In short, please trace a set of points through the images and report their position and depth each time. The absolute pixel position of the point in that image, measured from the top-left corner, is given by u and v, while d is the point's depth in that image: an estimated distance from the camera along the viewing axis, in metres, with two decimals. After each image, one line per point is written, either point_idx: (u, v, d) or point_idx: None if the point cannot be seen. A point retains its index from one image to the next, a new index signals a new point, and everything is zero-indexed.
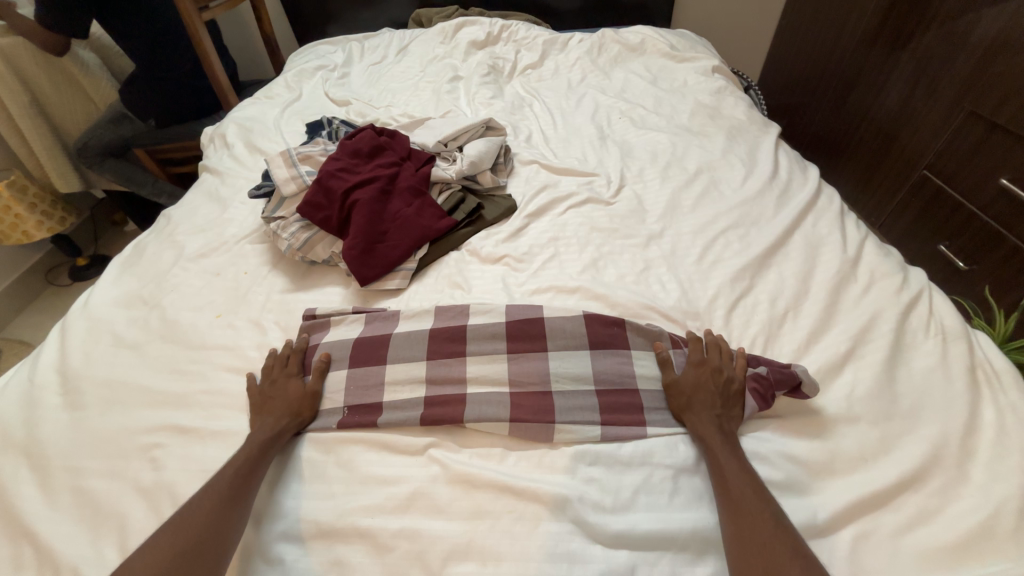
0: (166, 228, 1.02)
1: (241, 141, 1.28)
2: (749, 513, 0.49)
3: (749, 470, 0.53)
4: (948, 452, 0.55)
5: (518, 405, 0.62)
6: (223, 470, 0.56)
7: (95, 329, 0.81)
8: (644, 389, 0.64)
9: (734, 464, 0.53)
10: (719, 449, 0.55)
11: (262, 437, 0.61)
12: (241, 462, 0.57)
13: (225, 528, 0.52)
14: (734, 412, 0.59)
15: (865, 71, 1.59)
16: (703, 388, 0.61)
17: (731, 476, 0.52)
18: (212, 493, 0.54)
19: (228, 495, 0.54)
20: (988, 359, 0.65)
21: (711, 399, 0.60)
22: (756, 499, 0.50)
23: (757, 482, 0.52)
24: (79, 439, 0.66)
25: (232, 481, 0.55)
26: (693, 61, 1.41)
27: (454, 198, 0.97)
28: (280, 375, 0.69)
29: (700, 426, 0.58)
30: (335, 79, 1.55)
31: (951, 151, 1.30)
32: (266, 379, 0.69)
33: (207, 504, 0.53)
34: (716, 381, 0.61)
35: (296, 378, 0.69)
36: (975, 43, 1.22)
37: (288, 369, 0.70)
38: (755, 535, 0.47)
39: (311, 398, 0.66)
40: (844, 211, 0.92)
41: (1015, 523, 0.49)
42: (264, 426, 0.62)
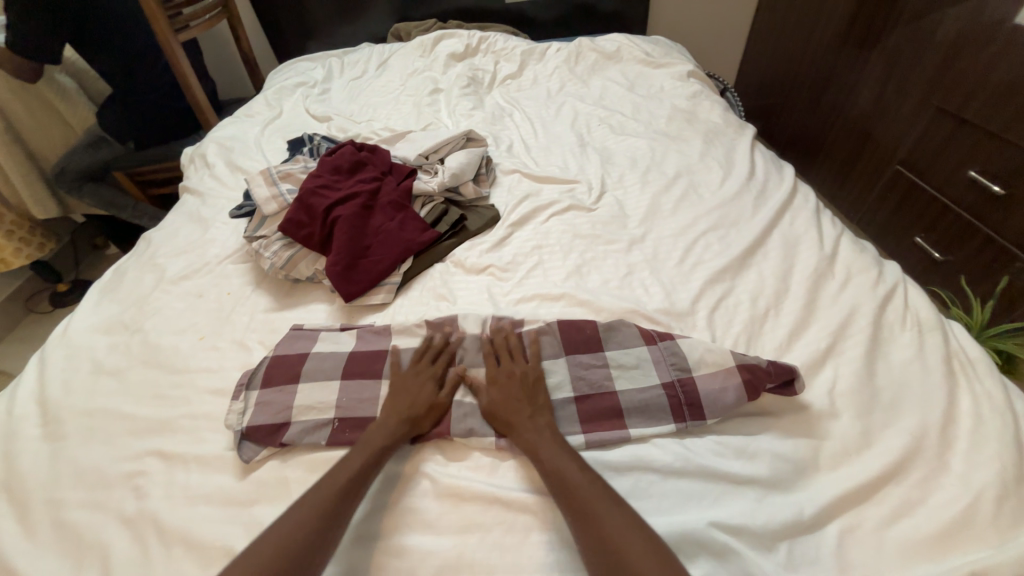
0: (146, 251, 1.01)
1: (221, 160, 1.27)
2: (585, 501, 0.50)
3: (576, 459, 0.55)
4: (927, 442, 0.56)
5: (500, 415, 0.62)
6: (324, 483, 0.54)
7: (75, 356, 0.80)
8: (623, 391, 0.64)
9: (561, 457, 0.55)
10: (551, 455, 0.55)
11: (376, 445, 0.58)
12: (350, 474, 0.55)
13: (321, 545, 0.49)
14: (540, 401, 0.62)
15: (837, 71, 1.63)
16: (507, 393, 0.62)
17: (562, 471, 0.53)
18: (309, 505, 0.52)
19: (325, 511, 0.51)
20: (963, 349, 0.66)
21: (519, 403, 0.61)
22: (587, 487, 0.51)
23: (586, 469, 0.54)
24: (59, 469, 0.64)
25: (336, 493, 0.53)
26: (668, 66, 1.44)
27: (437, 210, 0.98)
28: (425, 370, 0.67)
29: (523, 430, 0.58)
30: (316, 95, 1.55)
31: (922, 145, 1.34)
32: (409, 372, 0.67)
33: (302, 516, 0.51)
34: (515, 381, 0.63)
35: (437, 378, 0.66)
36: (940, 41, 1.27)
37: (428, 370, 0.67)
38: (591, 520, 0.48)
39: (436, 411, 0.63)
40: (820, 208, 0.94)
41: (994, 509, 0.50)
42: (383, 430, 0.60)
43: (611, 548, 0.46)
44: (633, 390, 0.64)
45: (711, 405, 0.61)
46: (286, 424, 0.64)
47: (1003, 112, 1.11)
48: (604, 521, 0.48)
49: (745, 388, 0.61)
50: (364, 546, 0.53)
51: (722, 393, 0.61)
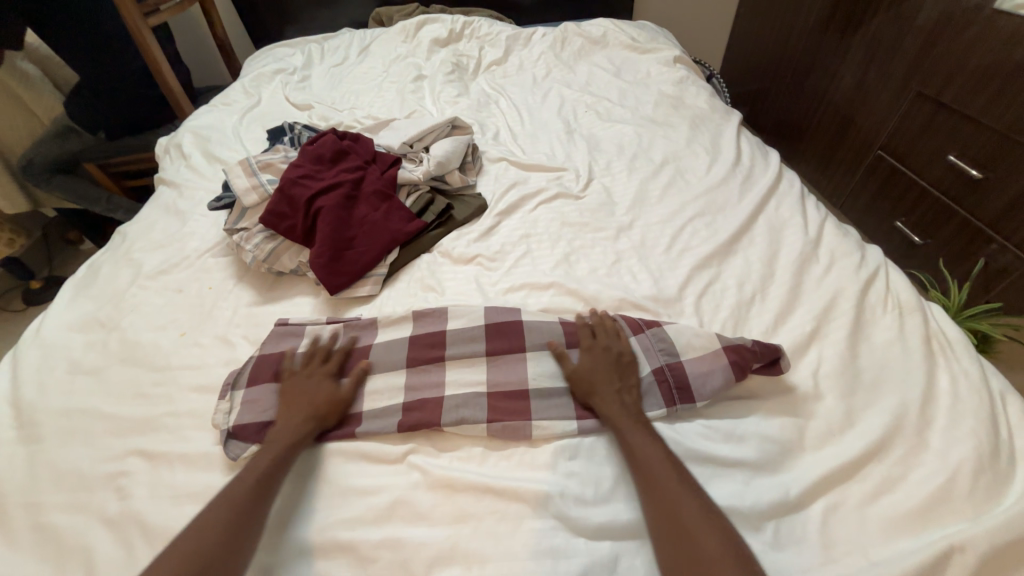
0: (122, 246, 0.98)
1: (198, 150, 1.23)
2: (661, 481, 0.51)
3: (656, 440, 0.55)
4: (908, 420, 0.58)
5: (495, 405, 0.62)
6: (239, 480, 0.54)
7: (50, 356, 0.77)
8: None
9: (641, 437, 0.55)
10: (627, 426, 0.57)
11: (286, 441, 0.58)
12: (264, 468, 0.55)
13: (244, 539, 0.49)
14: (632, 381, 0.62)
15: (820, 56, 1.64)
16: (600, 370, 0.63)
17: (641, 451, 0.54)
18: (226, 505, 0.51)
19: (245, 506, 0.51)
20: (942, 330, 0.68)
21: (609, 376, 0.62)
22: (667, 468, 0.52)
23: (665, 451, 0.54)
24: (37, 472, 0.62)
25: (252, 487, 0.53)
26: (654, 52, 1.43)
27: (423, 200, 0.96)
28: (318, 371, 0.67)
29: (605, 406, 0.59)
30: (295, 83, 1.50)
31: (903, 130, 1.36)
32: (300, 376, 0.66)
33: (225, 514, 0.50)
34: (609, 359, 0.64)
35: (332, 377, 0.66)
36: (920, 25, 1.27)
37: (323, 369, 0.67)
38: (666, 498, 0.49)
39: (342, 404, 0.64)
40: (804, 193, 0.95)
41: (970, 484, 0.52)
42: (288, 430, 0.60)
43: (687, 530, 0.47)
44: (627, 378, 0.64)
45: (699, 387, 0.62)
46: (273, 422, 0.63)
47: (981, 96, 1.12)
48: (681, 503, 0.49)
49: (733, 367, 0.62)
50: (283, 532, 0.54)
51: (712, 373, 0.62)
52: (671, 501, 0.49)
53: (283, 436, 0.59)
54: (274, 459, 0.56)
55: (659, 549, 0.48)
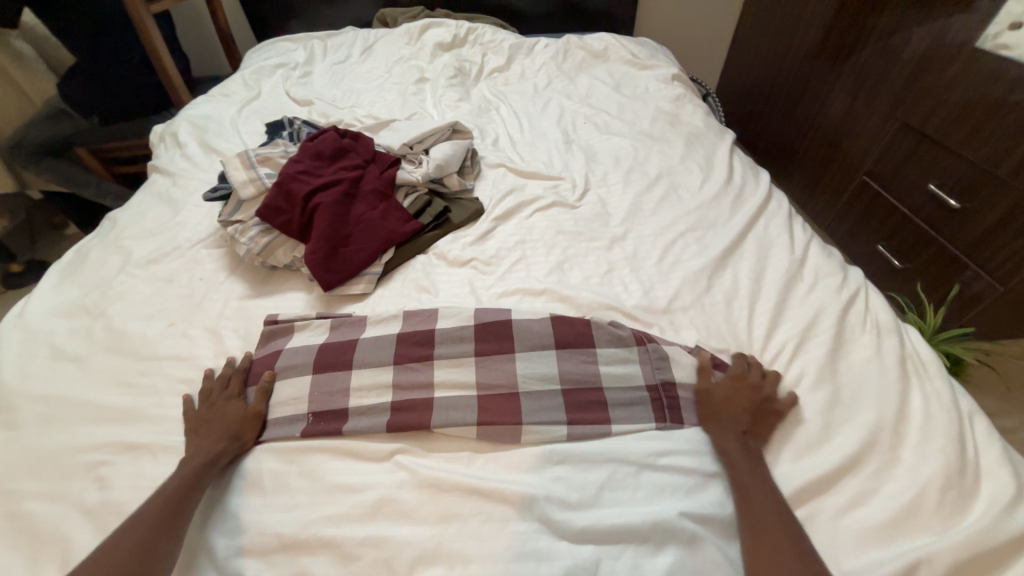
0: (112, 232, 0.97)
1: (194, 140, 1.22)
2: (771, 532, 0.50)
3: (770, 489, 0.54)
4: (881, 436, 0.60)
5: (484, 408, 0.63)
6: (153, 498, 0.53)
7: (32, 341, 0.76)
8: (609, 388, 0.65)
9: (756, 481, 0.55)
10: (741, 463, 0.56)
11: (201, 458, 0.58)
12: (181, 483, 0.55)
13: (155, 558, 0.49)
14: (763, 429, 0.61)
15: (811, 82, 1.69)
16: (736, 403, 0.62)
17: (750, 490, 0.54)
18: (141, 521, 0.51)
19: (156, 525, 0.51)
20: (917, 350, 0.71)
21: (742, 414, 0.61)
22: (779, 521, 0.51)
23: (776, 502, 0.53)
24: (13, 458, 0.61)
25: (166, 506, 0.52)
26: (653, 69, 1.46)
27: (420, 201, 0.97)
28: (218, 398, 0.66)
29: (722, 437, 0.59)
30: (296, 78, 1.51)
31: (887, 158, 1.41)
32: (205, 402, 0.65)
33: (135, 535, 0.50)
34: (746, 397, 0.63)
35: (236, 401, 0.66)
36: (906, 59, 1.33)
37: (228, 392, 0.67)
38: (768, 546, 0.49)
39: (255, 419, 0.64)
40: (792, 213, 0.98)
41: (938, 499, 0.54)
42: (202, 448, 0.59)
43: None
44: (617, 389, 0.65)
45: (689, 412, 0.64)
46: (264, 425, 0.65)
47: (961, 129, 1.17)
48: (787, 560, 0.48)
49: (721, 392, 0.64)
50: (202, 541, 0.54)
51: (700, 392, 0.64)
52: (777, 556, 0.48)
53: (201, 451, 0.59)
54: (189, 475, 0.56)
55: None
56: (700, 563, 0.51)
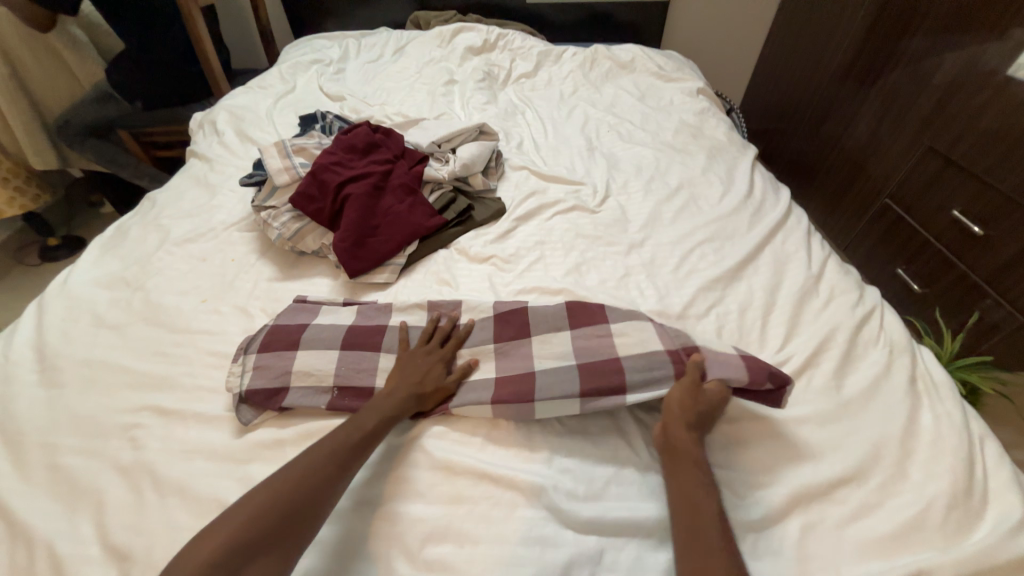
0: (152, 211, 1.02)
1: (232, 128, 1.27)
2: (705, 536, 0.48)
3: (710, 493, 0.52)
4: (888, 451, 0.61)
5: (500, 386, 0.64)
6: (324, 444, 0.56)
7: (75, 308, 0.80)
8: (626, 358, 0.65)
9: (697, 482, 0.53)
10: (685, 463, 0.54)
11: (359, 433, 0.57)
12: (369, 429, 0.58)
13: (334, 478, 0.53)
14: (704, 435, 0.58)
15: (837, 103, 1.69)
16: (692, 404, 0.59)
17: (689, 490, 0.52)
18: (335, 440, 0.56)
19: (344, 452, 0.55)
20: (929, 371, 0.71)
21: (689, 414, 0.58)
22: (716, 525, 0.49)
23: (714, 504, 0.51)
24: (55, 415, 0.65)
25: (320, 470, 0.53)
26: (679, 81, 1.48)
27: (446, 198, 1.00)
28: (431, 353, 0.69)
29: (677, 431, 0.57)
30: (331, 74, 1.56)
31: (911, 181, 1.40)
32: (418, 350, 0.69)
33: (326, 451, 0.55)
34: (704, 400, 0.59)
35: (441, 365, 0.68)
36: (936, 84, 1.33)
37: (439, 352, 0.70)
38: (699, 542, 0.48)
39: (442, 393, 0.65)
40: (811, 230, 0.98)
41: (942, 516, 0.54)
42: (382, 404, 0.61)
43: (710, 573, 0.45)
44: (635, 358, 0.65)
45: (713, 367, 0.63)
46: (285, 390, 0.66)
47: (987, 156, 1.17)
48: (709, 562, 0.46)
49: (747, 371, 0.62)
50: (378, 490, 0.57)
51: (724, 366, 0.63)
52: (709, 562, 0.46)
53: (361, 424, 0.59)
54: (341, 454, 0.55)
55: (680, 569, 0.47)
56: None
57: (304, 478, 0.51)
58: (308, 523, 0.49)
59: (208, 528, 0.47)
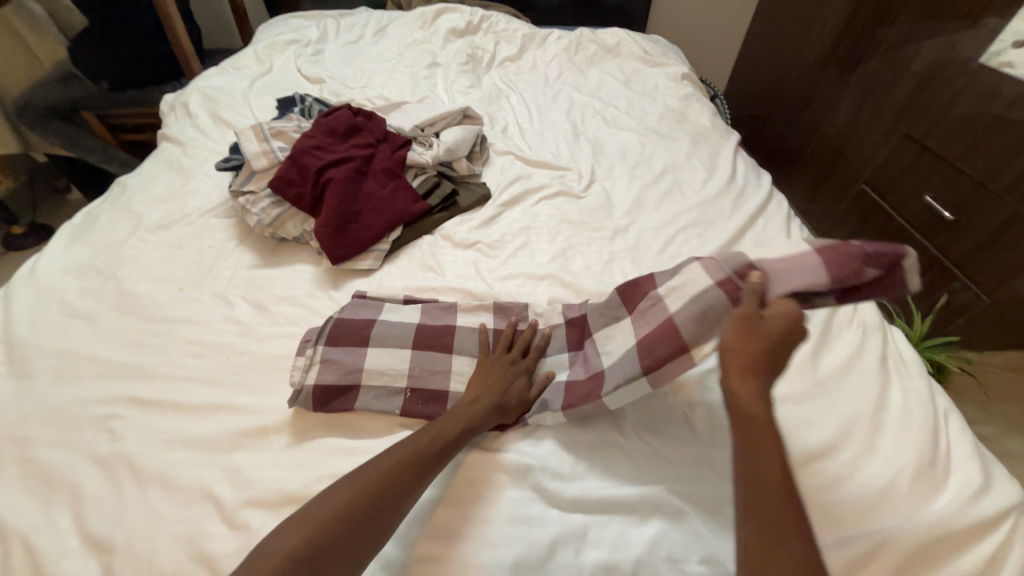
0: (122, 196, 0.98)
1: (205, 111, 1.23)
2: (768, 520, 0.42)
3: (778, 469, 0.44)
4: (860, 426, 0.63)
5: (570, 389, 0.61)
6: (397, 449, 0.53)
7: (42, 298, 0.77)
8: (676, 310, 0.57)
9: (765, 456, 0.45)
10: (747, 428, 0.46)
11: (427, 452, 0.53)
12: (447, 438, 0.55)
13: (406, 490, 0.50)
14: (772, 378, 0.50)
15: (818, 90, 1.71)
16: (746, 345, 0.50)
17: (755, 461, 0.45)
18: (407, 446, 0.53)
19: (417, 461, 0.52)
20: (899, 350, 0.74)
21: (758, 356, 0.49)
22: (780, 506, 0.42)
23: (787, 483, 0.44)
24: (26, 407, 0.63)
25: (392, 477, 0.50)
26: (664, 66, 1.48)
27: (430, 182, 0.99)
28: (512, 362, 0.65)
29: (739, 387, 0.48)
30: (308, 55, 1.51)
31: (887, 168, 1.44)
32: (497, 357, 0.65)
33: (398, 455, 0.52)
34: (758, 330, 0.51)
35: (523, 375, 0.64)
36: (914, 71, 1.35)
37: (522, 362, 0.65)
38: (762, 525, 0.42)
39: (524, 407, 0.62)
40: (791, 215, 1.00)
41: (908, 486, 0.57)
42: (461, 416, 0.58)
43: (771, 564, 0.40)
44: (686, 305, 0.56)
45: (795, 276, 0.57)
46: (356, 389, 0.64)
47: (960, 144, 1.21)
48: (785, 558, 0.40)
49: (830, 271, 0.56)
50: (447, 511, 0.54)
51: (798, 270, 0.57)
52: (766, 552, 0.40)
53: (433, 440, 0.54)
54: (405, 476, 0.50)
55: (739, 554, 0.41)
56: (684, 534, 0.53)
57: (376, 488, 0.48)
58: (373, 536, 0.46)
59: (277, 530, 0.46)
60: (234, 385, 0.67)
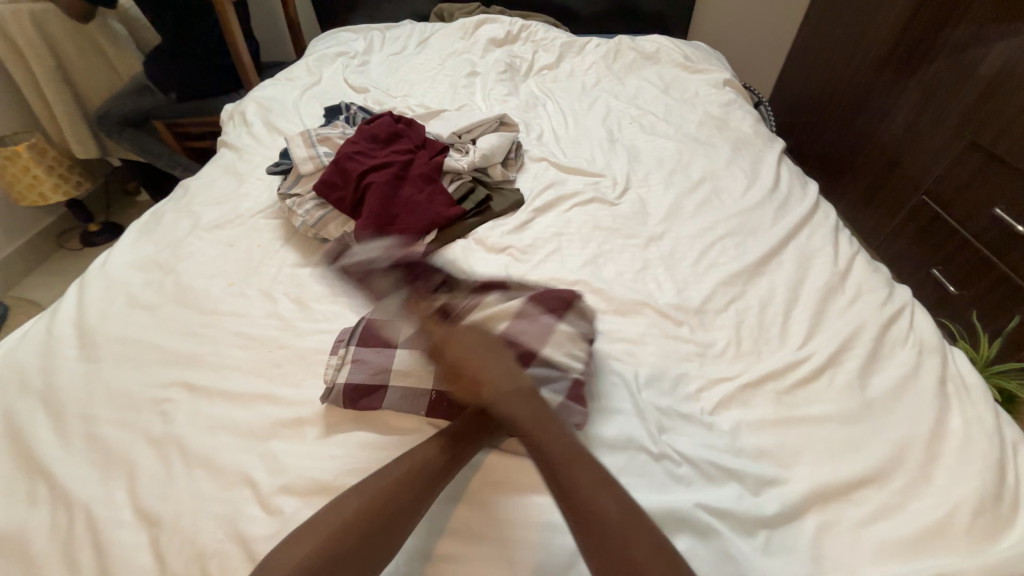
0: (184, 198, 1.06)
1: (259, 119, 1.31)
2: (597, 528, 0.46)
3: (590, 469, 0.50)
4: (912, 453, 0.59)
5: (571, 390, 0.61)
6: (404, 460, 0.53)
7: (111, 289, 0.84)
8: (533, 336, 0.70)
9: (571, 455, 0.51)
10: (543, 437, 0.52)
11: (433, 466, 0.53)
12: (454, 449, 0.55)
13: (414, 500, 0.50)
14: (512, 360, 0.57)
15: (873, 95, 1.62)
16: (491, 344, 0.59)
17: (569, 466, 0.50)
18: (415, 456, 0.54)
19: (425, 471, 0.52)
20: (960, 373, 0.68)
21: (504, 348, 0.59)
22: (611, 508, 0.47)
23: (616, 498, 0.48)
24: (93, 388, 0.69)
25: (401, 488, 0.51)
26: (705, 72, 1.45)
27: (465, 188, 1.01)
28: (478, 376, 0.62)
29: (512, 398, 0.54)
30: (355, 66, 1.58)
31: (949, 178, 1.34)
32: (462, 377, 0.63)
33: (406, 466, 0.53)
34: (503, 373, 0.55)
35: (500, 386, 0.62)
36: (982, 74, 1.26)
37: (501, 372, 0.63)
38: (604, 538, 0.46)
39: None
40: (839, 225, 0.95)
41: (968, 521, 0.52)
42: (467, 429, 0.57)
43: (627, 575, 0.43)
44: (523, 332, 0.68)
45: None
46: (383, 389, 0.65)
47: None
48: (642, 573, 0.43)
49: None
50: (466, 512, 0.54)
51: None
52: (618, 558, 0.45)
53: (440, 450, 0.54)
54: (411, 489, 0.51)
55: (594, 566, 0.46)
56: (713, 553, 0.51)
57: (384, 498, 0.49)
58: (384, 545, 0.48)
59: (293, 536, 0.48)
60: (275, 377, 0.71)
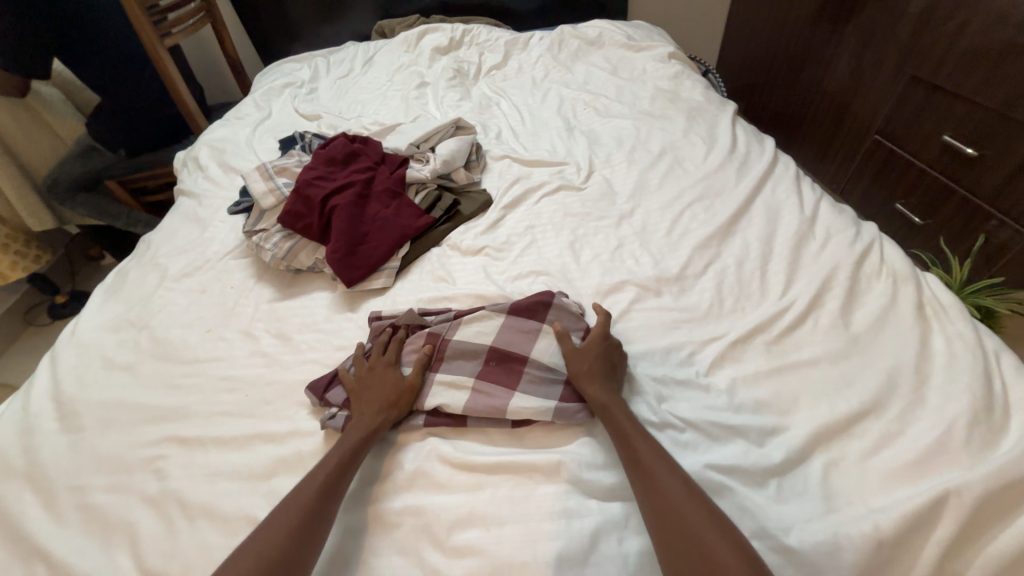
0: (147, 252, 1.03)
1: (214, 162, 1.28)
2: (659, 492, 0.49)
3: (651, 441, 0.54)
4: (901, 379, 0.60)
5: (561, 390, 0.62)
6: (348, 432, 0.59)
7: (84, 355, 0.81)
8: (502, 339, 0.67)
9: (634, 431, 0.55)
10: (618, 421, 0.56)
11: (362, 433, 0.59)
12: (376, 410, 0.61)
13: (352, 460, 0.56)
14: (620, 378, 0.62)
15: (814, 47, 1.66)
16: (598, 363, 0.61)
17: (629, 445, 0.54)
18: (356, 425, 0.60)
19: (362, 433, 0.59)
20: (936, 295, 0.70)
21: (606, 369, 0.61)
22: (663, 470, 0.51)
23: (676, 471, 0.51)
24: (80, 458, 0.67)
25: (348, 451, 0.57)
26: (649, 49, 1.47)
27: (431, 197, 1.00)
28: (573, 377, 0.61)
29: (601, 399, 0.58)
30: (304, 95, 1.57)
31: (899, 114, 1.38)
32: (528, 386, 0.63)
33: (354, 435, 0.58)
34: (608, 388, 0.59)
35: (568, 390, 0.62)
36: (911, 12, 1.30)
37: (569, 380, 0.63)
38: (664, 498, 0.48)
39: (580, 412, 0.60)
40: (799, 174, 0.97)
41: (966, 434, 0.53)
42: (371, 371, 0.65)
43: (683, 527, 0.46)
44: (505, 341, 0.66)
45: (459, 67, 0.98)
46: None
47: (974, 76, 1.14)
48: (712, 548, 0.44)
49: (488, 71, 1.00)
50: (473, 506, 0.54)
51: None
52: (675, 514, 0.47)
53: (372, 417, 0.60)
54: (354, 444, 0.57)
55: (653, 533, 0.48)
56: (728, 511, 0.51)
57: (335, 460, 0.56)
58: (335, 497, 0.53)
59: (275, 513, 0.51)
60: (267, 415, 0.69)
